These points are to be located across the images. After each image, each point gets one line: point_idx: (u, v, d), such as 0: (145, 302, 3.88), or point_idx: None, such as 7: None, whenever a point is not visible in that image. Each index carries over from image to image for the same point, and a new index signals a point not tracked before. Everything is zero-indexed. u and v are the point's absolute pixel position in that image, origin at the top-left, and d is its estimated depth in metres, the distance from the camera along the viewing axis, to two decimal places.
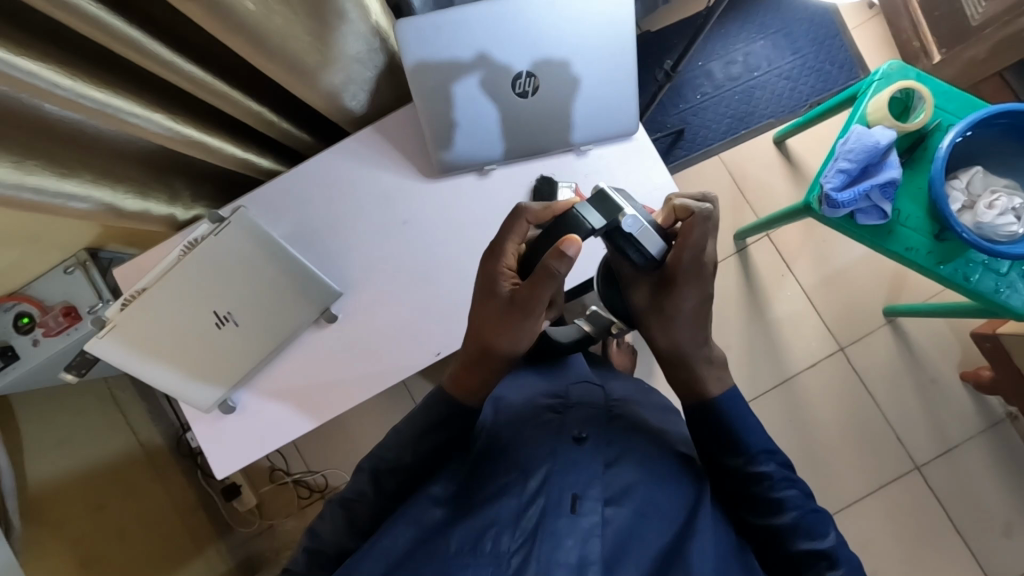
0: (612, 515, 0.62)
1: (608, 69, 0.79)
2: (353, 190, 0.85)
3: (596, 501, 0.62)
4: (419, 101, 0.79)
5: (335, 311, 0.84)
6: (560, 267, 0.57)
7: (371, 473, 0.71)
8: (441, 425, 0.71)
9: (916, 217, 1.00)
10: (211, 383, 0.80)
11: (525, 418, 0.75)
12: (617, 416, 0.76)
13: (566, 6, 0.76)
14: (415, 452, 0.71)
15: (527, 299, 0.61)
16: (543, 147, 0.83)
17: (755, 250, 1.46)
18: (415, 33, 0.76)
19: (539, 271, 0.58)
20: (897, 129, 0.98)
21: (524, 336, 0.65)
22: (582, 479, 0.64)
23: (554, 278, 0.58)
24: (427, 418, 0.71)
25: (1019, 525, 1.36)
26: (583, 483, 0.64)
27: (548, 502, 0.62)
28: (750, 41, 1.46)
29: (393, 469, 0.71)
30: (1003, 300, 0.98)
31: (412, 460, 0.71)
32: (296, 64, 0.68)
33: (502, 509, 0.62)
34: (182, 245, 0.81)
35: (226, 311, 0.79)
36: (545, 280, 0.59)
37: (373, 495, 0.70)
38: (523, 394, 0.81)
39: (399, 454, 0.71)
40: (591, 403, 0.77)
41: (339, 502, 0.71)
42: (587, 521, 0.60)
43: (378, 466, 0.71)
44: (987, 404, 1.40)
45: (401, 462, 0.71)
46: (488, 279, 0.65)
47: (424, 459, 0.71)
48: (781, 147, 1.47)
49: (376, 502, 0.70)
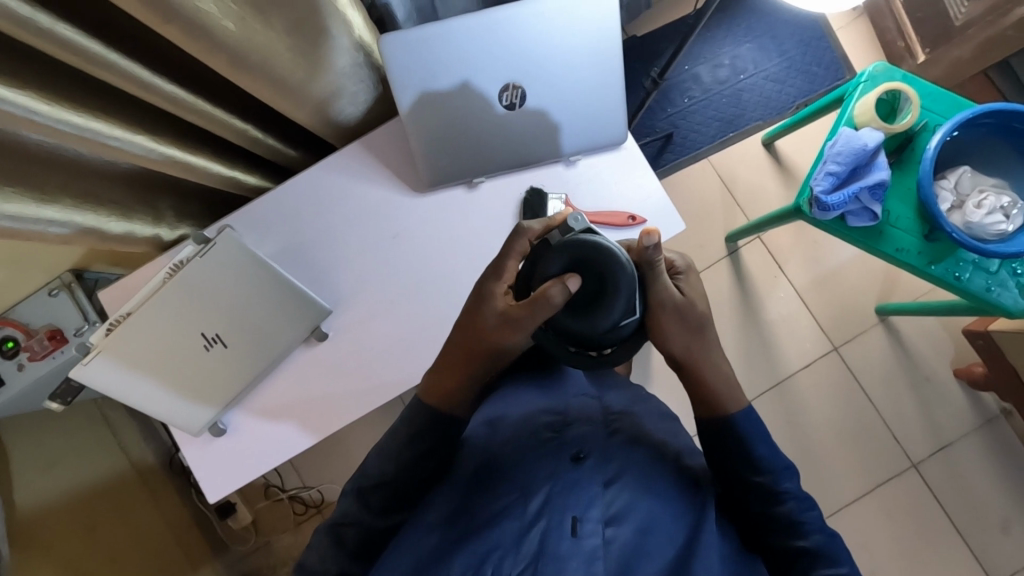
0: (613, 535, 0.63)
1: (597, 79, 0.78)
2: (341, 205, 0.82)
3: (597, 523, 0.63)
4: (404, 113, 0.78)
5: (325, 329, 0.81)
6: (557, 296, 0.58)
7: (369, 496, 0.71)
8: (438, 449, 0.73)
9: (906, 218, 1.01)
10: (198, 408, 0.76)
11: (523, 436, 0.75)
12: (616, 431, 0.76)
13: (554, 16, 0.75)
14: (412, 472, 0.72)
15: (522, 318, 0.62)
16: (535, 157, 0.81)
17: (746, 252, 1.47)
18: (397, 47, 0.74)
19: (536, 298, 0.60)
20: (884, 130, 0.99)
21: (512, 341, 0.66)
22: (583, 500, 0.65)
23: (549, 304, 0.59)
24: (409, 428, 0.72)
25: (1015, 519, 1.37)
26: (584, 505, 0.64)
27: (550, 523, 0.63)
28: (736, 45, 1.47)
29: (377, 486, 0.71)
30: (995, 298, 0.99)
31: (408, 480, 0.71)
32: (277, 80, 0.66)
33: (503, 534, 0.63)
34: (166, 266, 0.76)
35: (214, 333, 0.75)
36: (540, 305, 0.60)
37: (365, 516, 0.70)
38: (523, 410, 0.80)
39: (391, 475, 0.71)
40: (590, 419, 0.78)
41: (329, 528, 0.70)
42: (589, 544, 0.61)
43: (372, 487, 0.71)
44: (981, 401, 1.41)
45: (385, 477, 0.71)
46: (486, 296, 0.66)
47: (421, 481, 0.72)
48: (771, 148, 1.47)
49: (371, 527, 0.70)
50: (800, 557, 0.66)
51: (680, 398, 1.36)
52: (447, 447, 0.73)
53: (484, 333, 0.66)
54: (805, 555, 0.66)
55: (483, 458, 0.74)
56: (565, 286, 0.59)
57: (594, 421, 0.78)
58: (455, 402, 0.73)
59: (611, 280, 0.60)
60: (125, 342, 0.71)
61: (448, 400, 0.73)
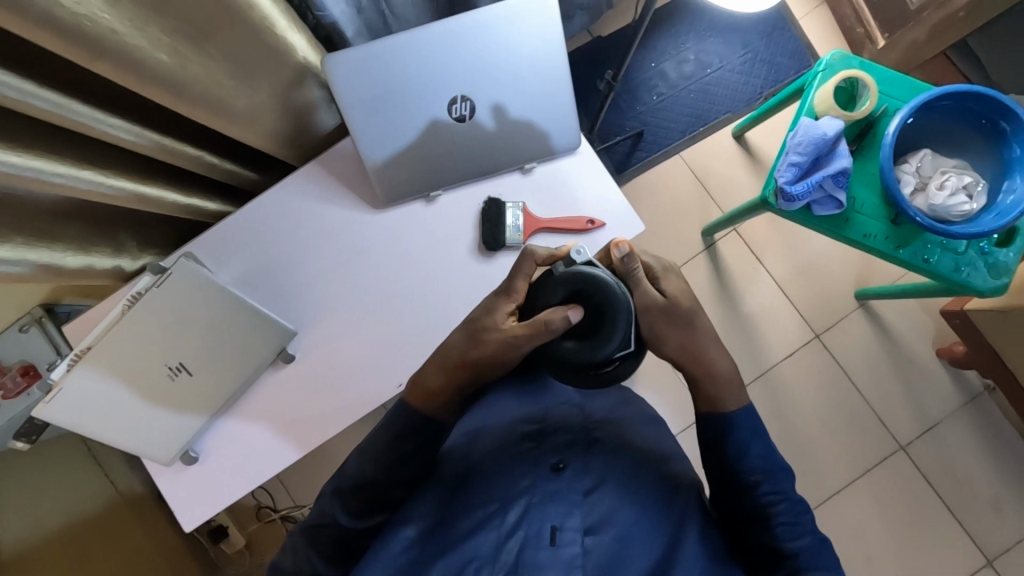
0: (593, 544, 0.63)
1: (547, 85, 0.78)
2: (303, 226, 0.82)
3: (575, 532, 0.64)
4: (355, 132, 0.78)
5: (292, 351, 0.81)
6: (558, 324, 0.64)
7: (348, 499, 0.71)
8: (418, 452, 0.73)
9: (871, 203, 1.01)
10: (168, 437, 0.76)
11: (506, 443, 0.75)
12: (597, 439, 0.75)
13: (498, 28, 0.76)
14: (390, 474, 0.71)
15: (521, 340, 0.67)
16: (491, 168, 0.81)
17: (723, 245, 1.47)
18: (343, 68, 0.75)
19: (537, 323, 0.65)
20: (844, 117, 0.99)
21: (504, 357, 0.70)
22: (561, 510, 0.65)
23: (548, 330, 0.64)
24: (390, 430, 0.73)
25: (1005, 495, 1.37)
26: (561, 515, 0.65)
27: (527, 534, 0.64)
28: (700, 40, 1.47)
29: (356, 487, 0.71)
30: (964, 278, 1.00)
31: (385, 483, 0.71)
32: (220, 106, 0.66)
33: (480, 544, 0.64)
34: (124, 298, 0.72)
35: (177, 362, 0.74)
36: (540, 330, 0.65)
37: (341, 516, 0.70)
38: (500, 417, 0.81)
39: (371, 476, 0.71)
40: (570, 425, 0.78)
41: (305, 530, 0.71)
42: (567, 553, 0.62)
43: (351, 488, 0.71)
44: (965, 378, 1.41)
45: (364, 477, 0.71)
46: (490, 312, 0.71)
47: (401, 483, 0.72)
48: (741, 140, 1.48)
49: (349, 529, 0.70)
50: (782, 556, 0.66)
51: (665, 395, 1.36)
52: (427, 452, 0.74)
53: (467, 352, 0.71)
54: (793, 555, 0.65)
55: (460, 470, 0.74)
56: (566, 316, 0.64)
57: (574, 428, 0.78)
58: (434, 406, 0.74)
59: (609, 315, 0.65)
60: (85, 378, 0.69)
61: (432, 403, 0.73)
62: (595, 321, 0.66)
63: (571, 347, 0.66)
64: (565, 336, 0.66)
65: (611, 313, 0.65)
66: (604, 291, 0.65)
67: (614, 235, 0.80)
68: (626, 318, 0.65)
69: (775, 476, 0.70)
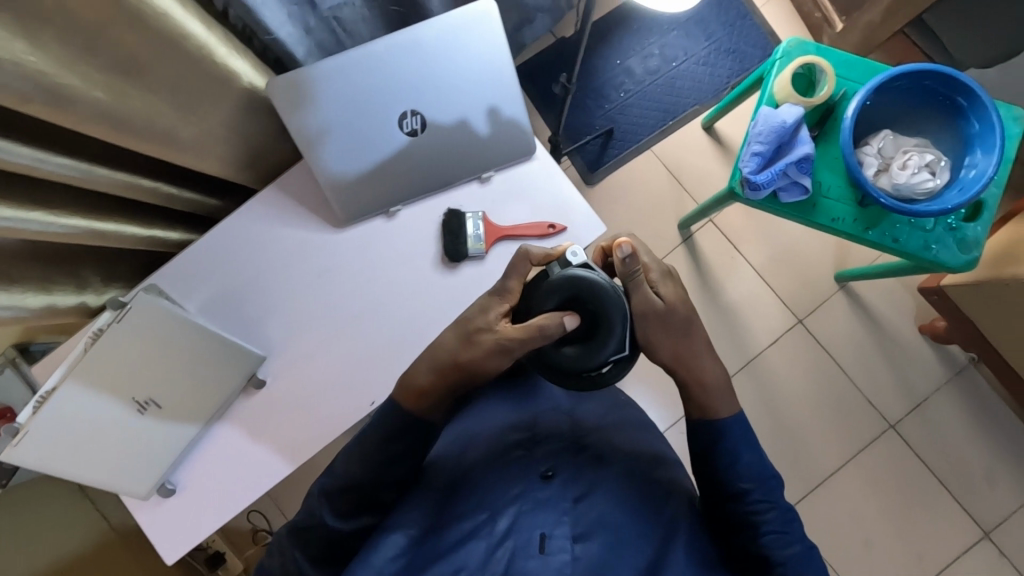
0: (582, 551, 0.62)
1: (497, 95, 0.79)
2: (267, 250, 0.82)
3: (564, 539, 0.63)
4: (308, 154, 0.78)
5: (262, 376, 0.81)
6: (554, 330, 0.63)
7: (336, 501, 0.69)
8: (409, 453, 0.71)
9: (837, 187, 1.01)
10: (143, 472, 0.76)
11: (495, 453, 0.75)
12: (587, 446, 0.75)
13: (438, 43, 0.78)
14: (378, 477, 0.69)
15: (514, 346, 0.65)
16: (448, 180, 0.82)
17: (700, 237, 1.47)
18: (284, 91, 0.76)
19: (533, 328, 0.64)
20: (803, 104, 0.99)
21: (495, 366, 0.69)
22: (550, 518, 0.65)
23: (544, 338, 0.63)
24: (384, 432, 0.70)
25: (998, 465, 1.38)
26: (551, 523, 0.64)
27: (516, 544, 0.63)
28: (663, 34, 1.48)
29: (344, 487, 0.69)
30: (934, 256, 1.00)
31: (373, 485, 0.69)
32: (164, 134, 0.66)
33: (469, 554, 0.62)
34: (86, 335, 0.70)
35: (145, 397, 0.73)
36: (535, 336, 0.64)
37: (329, 517, 0.68)
38: (490, 425, 0.81)
39: (358, 477, 0.69)
40: (558, 434, 0.77)
41: (293, 530, 0.70)
42: (556, 561, 0.61)
43: (340, 490, 0.69)
44: (948, 352, 1.41)
45: (352, 478, 0.69)
46: (483, 313, 0.69)
47: (389, 486, 0.70)
48: (711, 131, 1.48)
49: (337, 531, 0.68)
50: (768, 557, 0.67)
51: (652, 391, 1.36)
52: (418, 454, 0.72)
53: (461, 355, 0.68)
54: (783, 563, 0.66)
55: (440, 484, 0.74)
56: (563, 323, 0.64)
57: (563, 436, 0.77)
58: (426, 410, 0.71)
59: (605, 322, 0.65)
60: (51, 421, 0.66)
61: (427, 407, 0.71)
62: (590, 328, 0.66)
63: (563, 353, 0.66)
64: (559, 342, 0.66)
65: (606, 320, 0.65)
66: (602, 298, 0.65)
67: (577, 237, 0.80)
68: (622, 326, 0.65)
69: (756, 476, 0.70)
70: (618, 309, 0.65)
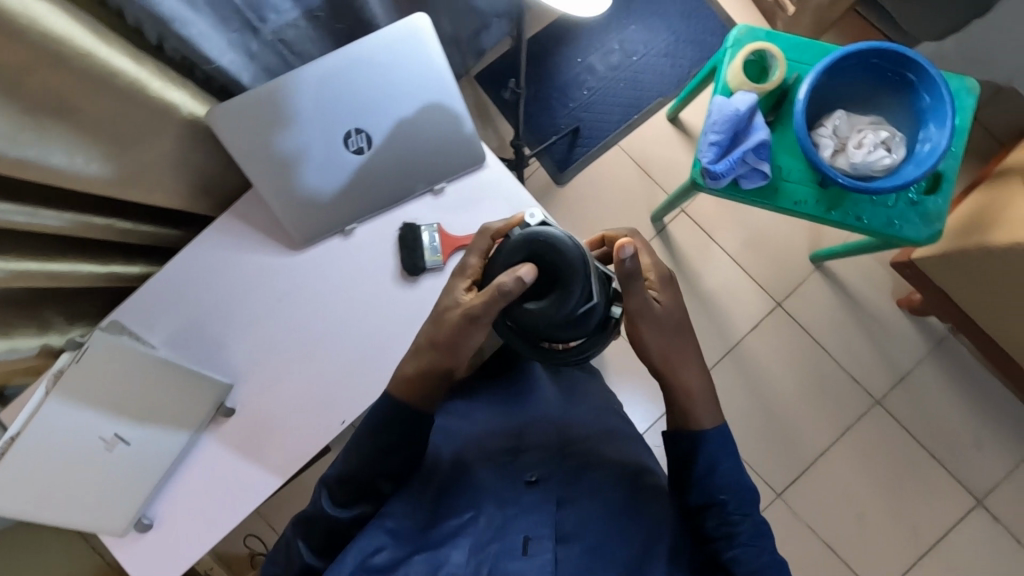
0: (563, 554, 0.63)
1: (439, 107, 0.80)
2: (230, 277, 0.82)
3: (548, 540, 0.63)
4: (257, 180, 0.79)
5: (231, 404, 0.81)
6: (510, 286, 0.58)
7: (334, 491, 0.71)
8: (402, 447, 0.70)
9: (798, 170, 1.02)
10: (118, 509, 0.76)
11: (483, 456, 0.74)
12: (572, 454, 0.74)
13: (373, 62, 0.79)
14: (372, 469, 0.70)
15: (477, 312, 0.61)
16: (400, 195, 0.82)
17: (673, 228, 1.47)
18: (226, 119, 0.77)
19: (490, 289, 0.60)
20: (756, 90, 1.00)
21: (468, 340, 0.66)
22: (537, 520, 0.65)
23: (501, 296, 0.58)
24: (375, 419, 0.70)
25: (985, 432, 1.39)
26: (538, 526, 0.65)
27: (502, 547, 0.63)
28: (621, 29, 1.48)
29: (341, 479, 0.70)
30: (898, 231, 1.01)
31: (369, 476, 0.70)
32: (99, 168, 0.67)
33: (457, 552, 0.63)
34: (45, 378, 0.69)
35: (113, 434, 0.72)
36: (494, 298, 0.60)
37: (328, 508, 0.70)
38: (480, 425, 0.80)
39: (354, 471, 0.70)
40: (547, 442, 0.76)
41: (298, 521, 0.71)
42: (540, 560, 0.61)
43: (338, 480, 0.71)
44: (927, 324, 1.42)
45: (348, 470, 0.70)
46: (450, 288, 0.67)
47: (385, 477, 0.71)
48: (676, 122, 1.48)
49: (336, 522, 0.70)
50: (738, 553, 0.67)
51: (636, 385, 1.36)
52: (412, 446, 0.71)
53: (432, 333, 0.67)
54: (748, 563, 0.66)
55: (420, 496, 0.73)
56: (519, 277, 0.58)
57: (554, 441, 0.76)
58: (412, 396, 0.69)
59: (563, 275, 0.59)
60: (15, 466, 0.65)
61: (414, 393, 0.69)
62: (551, 285, 0.60)
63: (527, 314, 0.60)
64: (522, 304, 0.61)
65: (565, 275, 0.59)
66: (556, 251, 0.59)
67: None
68: (583, 278, 0.59)
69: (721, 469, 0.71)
70: (575, 260, 0.59)
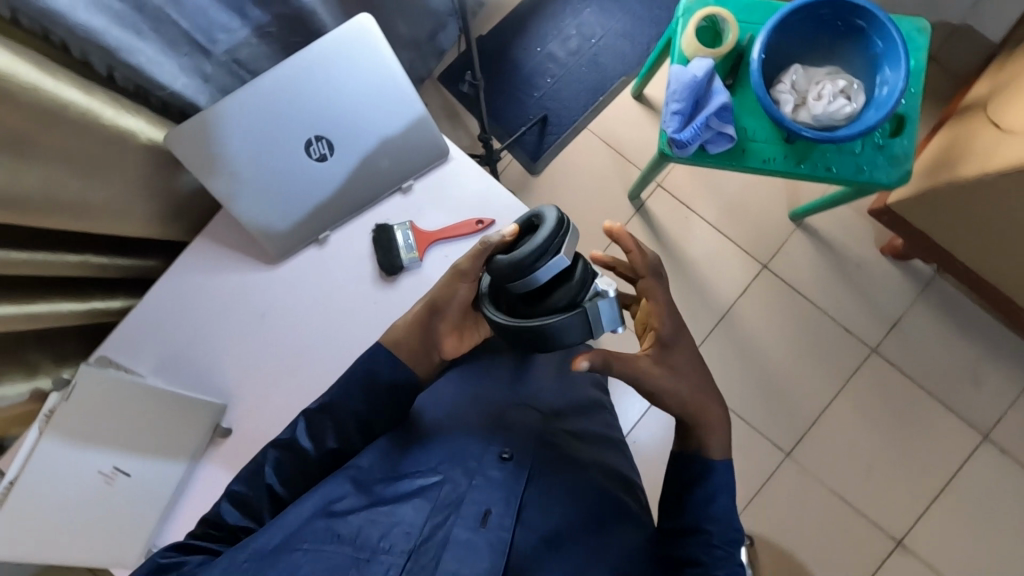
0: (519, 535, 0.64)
1: (399, 105, 0.81)
2: (209, 300, 0.82)
3: (505, 520, 0.62)
4: (226, 201, 0.79)
5: (227, 424, 0.83)
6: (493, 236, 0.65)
7: (311, 419, 0.73)
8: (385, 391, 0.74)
9: (762, 129, 1.03)
10: (127, 542, 0.75)
11: (460, 434, 0.74)
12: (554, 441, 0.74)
13: (327, 67, 0.79)
14: (353, 407, 0.73)
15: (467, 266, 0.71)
16: (370, 198, 0.84)
17: (651, 204, 1.48)
18: (188, 143, 0.76)
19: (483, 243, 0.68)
20: (711, 55, 1.00)
21: (455, 298, 0.74)
22: (494, 496, 0.64)
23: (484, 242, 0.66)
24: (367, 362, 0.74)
25: (982, 367, 1.40)
26: (496, 501, 0.64)
27: (454, 519, 0.62)
28: (576, 14, 1.49)
29: (321, 411, 0.74)
30: (868, 176, 1.01)
31: (345, 411, 0.73)
32: (65, 204, 0.68)
33: (407, 517, 0.64)
34: (39, 417, 0.67)
35: (112, 466, 0.71)
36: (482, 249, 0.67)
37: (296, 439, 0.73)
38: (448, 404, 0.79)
39: (336, 404, 0.73)
40: (528, 419, 0.76)
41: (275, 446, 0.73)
42: (489, 537, 0.61)
43: (319, 413, 0.73)
44: (912, 267, 1.43)
45: (332, 403, 0.73)
46: None
47: (360, 420, 0.74)
48: (642, 99, 1.49)
49: (304, 455, 0.73)
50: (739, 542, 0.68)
51: None
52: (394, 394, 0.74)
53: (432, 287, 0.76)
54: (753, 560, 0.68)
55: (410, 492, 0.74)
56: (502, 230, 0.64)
57: (534, 417, 0.77)
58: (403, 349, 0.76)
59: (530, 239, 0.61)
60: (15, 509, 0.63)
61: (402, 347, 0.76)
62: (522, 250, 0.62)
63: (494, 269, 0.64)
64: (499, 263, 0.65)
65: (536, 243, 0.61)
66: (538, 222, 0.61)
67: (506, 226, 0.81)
68: (545, 248, 0.59)
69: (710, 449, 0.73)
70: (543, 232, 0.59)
